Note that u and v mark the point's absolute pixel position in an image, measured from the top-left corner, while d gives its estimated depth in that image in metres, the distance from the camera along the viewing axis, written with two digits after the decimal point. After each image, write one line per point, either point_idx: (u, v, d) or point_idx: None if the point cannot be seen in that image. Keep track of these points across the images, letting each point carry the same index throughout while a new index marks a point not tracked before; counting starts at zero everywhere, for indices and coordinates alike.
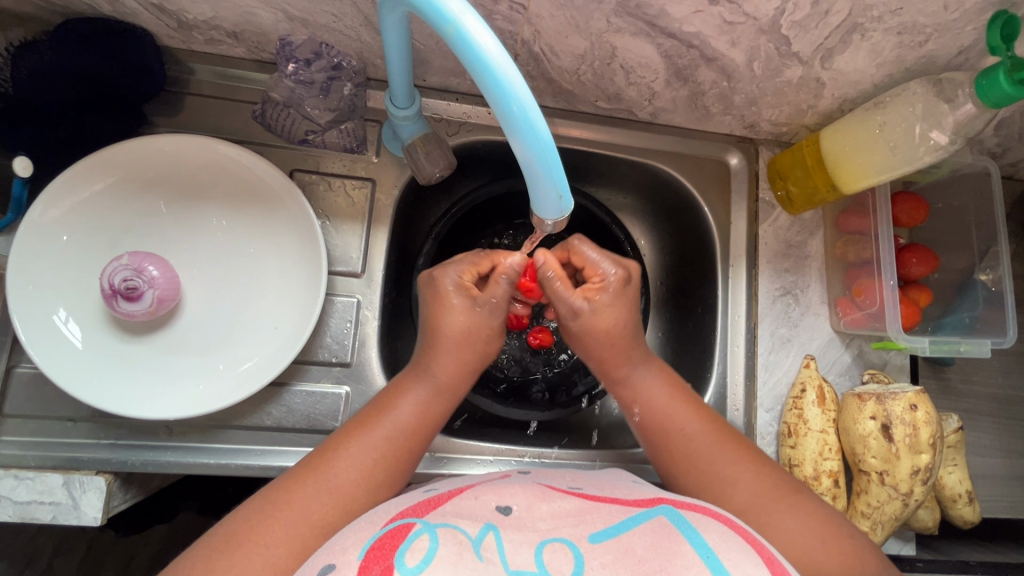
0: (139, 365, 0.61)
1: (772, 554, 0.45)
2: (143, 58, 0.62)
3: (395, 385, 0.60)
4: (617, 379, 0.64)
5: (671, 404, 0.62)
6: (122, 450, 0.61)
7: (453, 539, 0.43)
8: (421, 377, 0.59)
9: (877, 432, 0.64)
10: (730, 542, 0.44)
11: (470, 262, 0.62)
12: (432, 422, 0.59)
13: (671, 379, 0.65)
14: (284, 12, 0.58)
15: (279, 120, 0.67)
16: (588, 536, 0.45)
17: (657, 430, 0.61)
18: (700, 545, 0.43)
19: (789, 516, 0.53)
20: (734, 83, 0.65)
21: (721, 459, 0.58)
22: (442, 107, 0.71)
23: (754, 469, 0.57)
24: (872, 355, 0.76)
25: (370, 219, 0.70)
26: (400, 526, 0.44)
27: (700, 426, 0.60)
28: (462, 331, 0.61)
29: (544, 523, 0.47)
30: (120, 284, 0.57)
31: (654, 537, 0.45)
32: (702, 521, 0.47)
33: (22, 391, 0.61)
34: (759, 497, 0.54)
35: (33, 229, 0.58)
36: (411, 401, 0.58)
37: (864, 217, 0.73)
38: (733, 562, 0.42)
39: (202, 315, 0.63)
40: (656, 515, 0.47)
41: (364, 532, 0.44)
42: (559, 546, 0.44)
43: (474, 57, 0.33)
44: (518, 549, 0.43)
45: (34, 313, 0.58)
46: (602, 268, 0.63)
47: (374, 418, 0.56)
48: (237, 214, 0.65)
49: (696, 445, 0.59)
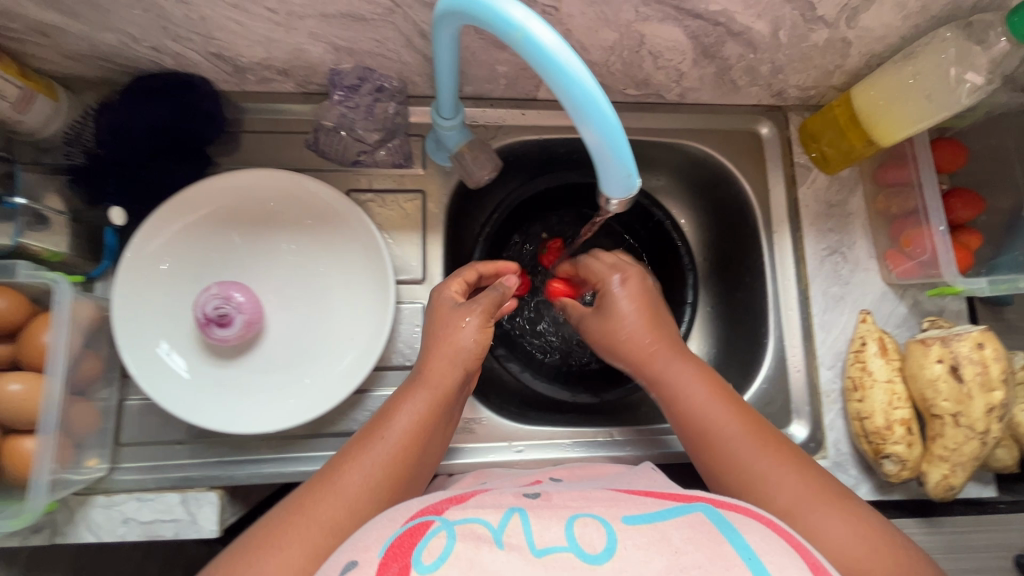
0: (235, 387, 0.66)
1: (816, 557, 0.46)
2: (203, 102, 0.68)
3: (395, 399, 0.61)
4: (654, 375, 0.66)
5: (708, 402, 0.62)
6: (228, 465, 0.66)
7: (471, 534, 0.45)
8: (417, 383, 0.60)
9: (946, 375, 0.64)
10: (772, 544, 0.45)
11: (460, 276, 0.68)
12: (428, 431, 0.59)
13: (710, 373, 0.65)
14: (332, 44, 0.62)
15: (332, 146, 0.72)
16: (622, 517, 0.47)
17: (694, 429, 0.62)
18: (741, 545, 0.45)
19: (837, 518, 0.51)
20: (761, 54, 0.67)
21: (758, 457, 0.57)
22: (479, 114, 0.75)
23: (797, 475, 0.55)
24: (928, 303, 0.77)
25: (424, 227, 0.74)
26: (420, 524, 0.46)
27: (738, 424, 0.60)
28: (451, 338, 0.63)
29: (575, 503, 0.50)
30: (212, 312, 0.62)
31: (691, 530, 0.46)
32: (743, 521, 0.48)
33: (135, 422, 0.66)
34: (804, 497, 0.53)
35: (132, 269, 0.63)
36: (409, 413, 0.59)
37: (904, 168, 0.75)
38: (775, 564, 0.43)
39: (283, 335, 0.68)
40: (693, 510, 0.49)
41: (385, 529, 0.46)
42: (591, 520, 0.47)
43: (541, 54, 0.36)
44: (548, 525, 0.46)
45: (141, 347, 0.63)
46: (616, 271, 0.70)
47: (380, 428, 0.58)
48: (305, 237, 0.69)
49: (730, 441, 0.59)
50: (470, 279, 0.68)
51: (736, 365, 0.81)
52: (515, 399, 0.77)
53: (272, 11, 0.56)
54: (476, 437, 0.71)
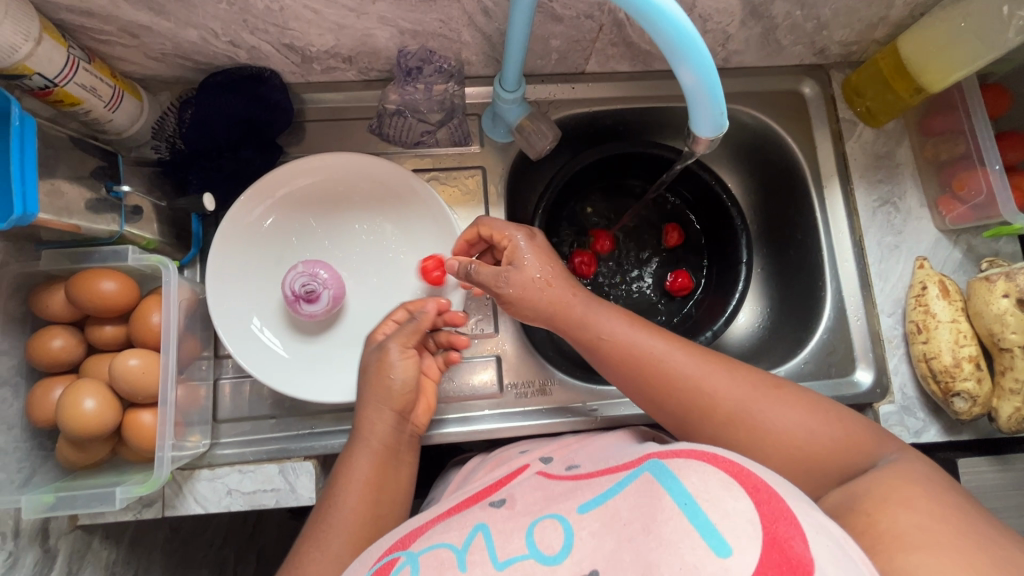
0: (322, 360, 0.69)
1: (757, 478, 0.46)
2: (274, 94, 0.72)
3: (344, 452, 0.62)
4: (576, 321, 0.64)
5: (631, 334, 0.63)
6: (320, 437, 0.68)
7: (437, 559, 0.48)
8: (356, 442, 0.62)
9: (1013, 308, 0.65)
10: (709, 482, 0.46)
11: (392, 317, 0.67)
12: (388, 467, 0.62)
13: (624, 310, 0.65)
14: (399, 28, 0.65)
15: (395, 129, 0.75)
16: (576, 508, 0.50)
17: (630, 364, 0.62)
18: (680, 494, 0.45)
19: (777, 407, 0.57)
20: (809, 9, 0.69)
21: (697, 374, 0.60)
22: (532, 91, 0.78)
23: (727, 379, 0.59)
24: (983, 246, 0.78)
25: (486, 202, 0.78)
26: (387, 563, 0.49)
27: (672, 346, 0.62)
28: (379, 366, 0.63)
29: (536, 507, 0.52)
30: (300, 288, 0.66)
31: (637, 496, 0.48)
32: (683, 466, 0.48)
33: (230, 398, 0.69)
34: (743, 400, 0.58)
35: (222, 253, 0.66)
36: (362, 461, 0.61)
37: (950, 114, 0.76)
38: (711, 504, 0.44)
39: (362, 311, 0.71)
40: (641, 473, 0.50)
41: (356, 572, 0.51)
42: (550, 521, 0.49)
43: (642, 2, 0.38)
44: (509, 537, 0.49)
45: (236, 325, 0.66)
46: (511, 231, 0.66)
47: (348, 454, 0.62)
48: (376, 215, 0.72)
49: (668, 368, 0.60)
50: (402, 317, 0.67)
51: (793, 320, 0.83)
52: (582, 365, 0.80)
53: None
54: (551, 398, 0.73)
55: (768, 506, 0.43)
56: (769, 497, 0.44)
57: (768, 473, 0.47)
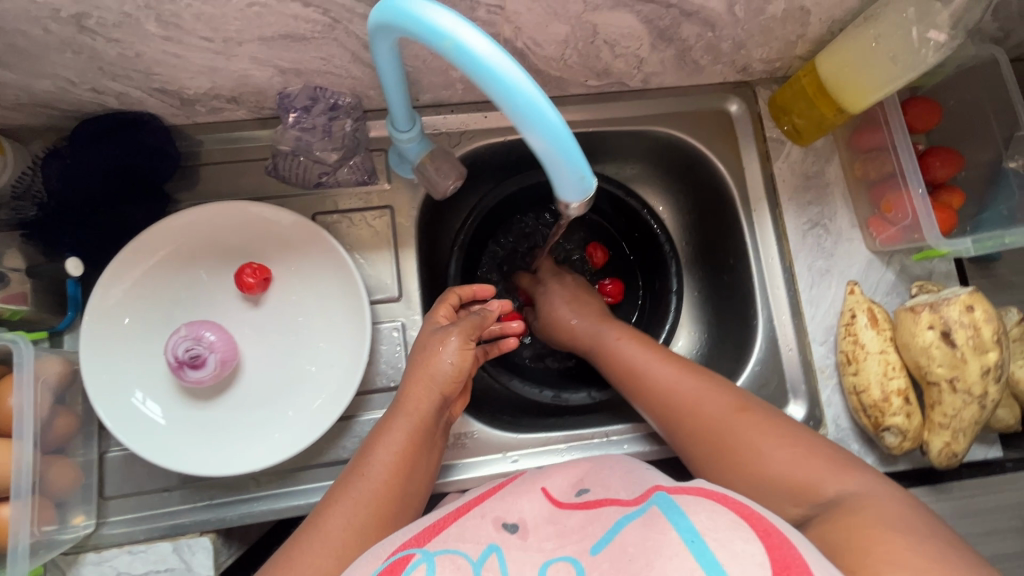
0: (216, 427, 0.64)
1: (782, 536, 0.43)
2: (153, 139, 0.66)
3: (376, 432, 0.61)
4: (606, 350, 0.72)
5: (660, 365, 0.67)
6: (217, 508, 0.65)
7: (451, 565, 0.44)
8: (395, 413, 0.61)
9: (938, 341, 0.62)
10: (720, 521, 0.43)
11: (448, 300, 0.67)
12: (413, 453, 0.59)
13: (652, 343, 0.70)
14: (277, 67, 0.60)
15: (291, 170, 0.70)
16: (589, 548, 0.45)
17: (659, 399, 0.65)
18: (686, 530, 0.43)
19: (766, 437, 0.57)
20: (719, 32, 0.65)
21: (691, 392, 0.63)
22: (440, 121, 0.72)
23: (769, 424, 0.59)
24: (916, 268, 0.75)
25: (396, 243, 0.72)
26: (400, 559, 0.46)
27: (671, 367, 0.66)
28: (431, 358, 0.62)
29: (550, 543, 0.46)
30: (184, 354, 0.61)
31: (646, 530, 0.44)
32: (694, 503, 0.46)
33: (117, 473, 0.65)
34: (730, 420, 0.60)
35: (97, 323, 0.62)
36: (388, 440, 0.59)
37: (878, 131, 0.73)
38: (720, 545, 0.41)
39: (260, 370, 0.66)
40: (650, 506, 0.47)
41: (366, 568, 0.47)
42: (563, 565, 0.44)
43: (474, 63, 0.34)
44: (520, 569, 0.44)
45: (115, 398, 0.61)
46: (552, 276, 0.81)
47: (360, 460, 0.59)
48: (272, 266, 0.67)
49: (669, 388, 0.65)
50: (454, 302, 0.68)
51: (728, 350, 0.79)
52: (507, 408, 0.76)
53: (209, 40, 0.55)
54: (469, 452, 0.69)
55: (780, 552, 0.41)
56: (789, 553, 0.41)
57: (782, 520, 0.45)
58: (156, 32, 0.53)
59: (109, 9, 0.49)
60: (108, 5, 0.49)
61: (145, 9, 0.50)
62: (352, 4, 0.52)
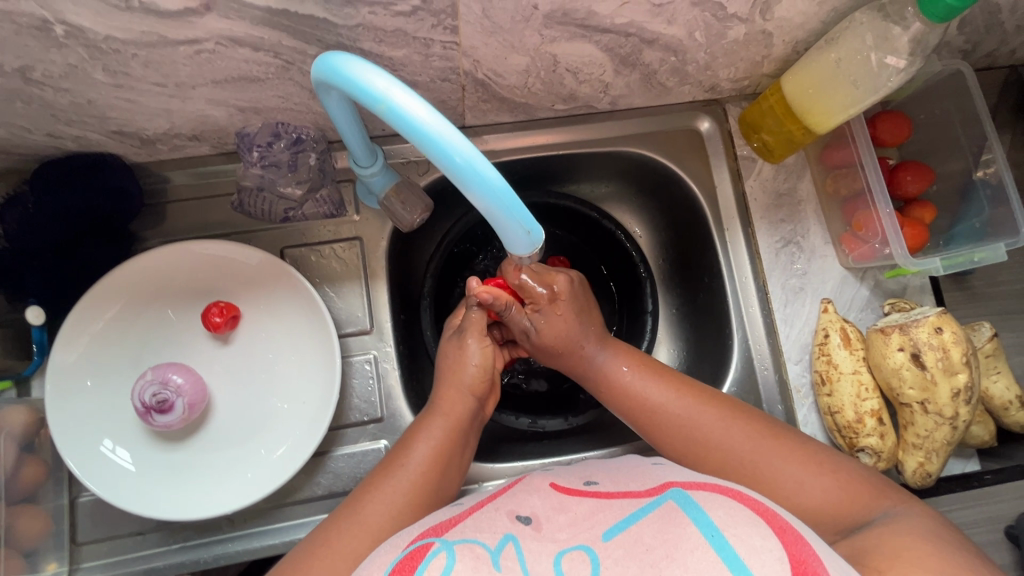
0: (187, 469, 0.64)
1: (784, 523, 0.44)
2: (115, 180, 0.64)
3: (412, 427, 0.62)
4: (585, 364, 0.66)
5: (638, 378, 0.64)
6: (192, 550, 0.65)
7: (469, 555, 0.43)
8: (434, 413, 0.62)
9: (909, 362, 0.63)
10: (738, 516, 0.43)
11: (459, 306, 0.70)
12: (452, 453, 0.60)
13: (633, 352, 0.67)
14: (234, 106, 0.60)
15: (257, 206, 0.69)
16: (601, 535, 0.44)
17: (640, 412, 0.63)
18: (705, 524, 0.42)
19: (783, 462, 0.56)
20: (682, 56, 0.64)
21: (699, 423, 0.60)
22: (408, 150, 0.71)
23: (748, 432, 0.59)
24: (890, 283, 0.75)
25: (367, 275, 0.72)
26: (419, 548, 0.44)
27: (673, 394, 0.62)
28: (463, 362, 0.64)
29: (562, 533, 0.45)
30: (151, 399, 0.61)
31: (662, 523, 0.44)
32: (708, 498, 0.46)
33: (89, 519, 0.64)
34: (747, 451, 0.58)
35: (59, 373, 0.61)
36: (429, 437, 0.60)
37: (845, 148, 0.73)
38: (738, 538, 0.41)
39: (230, 410, 0.66)
40: (665, 500, 0.46)
41: (385, 556, 0.45)
42: (578, 553, 0.42)
43: (407, 124, 0.35)
44: (538, 557, 0.42)
45: (83, 447, 0.61)
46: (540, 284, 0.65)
47: (393, 457, 0.59)
48: (240, 304, 0.67)
49: (675, 416, 0.61)
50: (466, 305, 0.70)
51: (704, 369, 0.79)
52: (484, 436, 0.76)
53: (161, 85, 0.54)
54: None
55: (796, 548, 0.41)
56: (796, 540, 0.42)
57: (796, 520, 0.45)
58: (104, 80, 0.52)
59: (54, 61, 0.49)
60: (53, 58, 0.49)
61: (92, 60, 0.50)
62: (302, 46, 0.52)
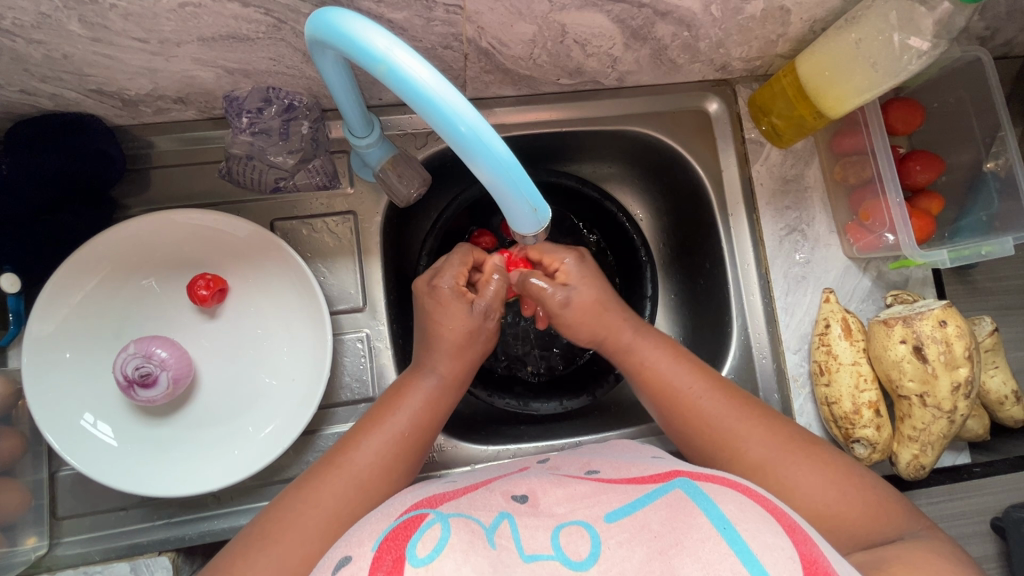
0: (170, 445, 0.62)
1: (793, 521, 0.43)
2: (96, 143, 0.61)
3: (401, 380, 0.60)
4: (620, 347, 0.65)
5: (675, 367, 0.62)
6: (178, 526, 0.63)
7: (466, 528, 0.42)
8: (427, 371, 0.60)
9: (910, 355, 0.62)
10: (748, 512, 0.42)
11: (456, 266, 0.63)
12: (440, 412, 0.59)
13: (671, 342, 0.65)
14: (223, 68, 0.56)
15: (245, 174, 0.65)
16: (604, 517, 0.43)
17: (663, 396, 0.61)
18: (717, 516, 0.41)
19: (807, 469, 0.55)
20: (696, 31, 0.62)
21: (732, 418, 0.58)
22: (405, 121, 0.68)
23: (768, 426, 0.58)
24: (892, 275, 0.74)
25: (360, 250, 0.69)
26: (415, 517, 0.43)
27: (709, 386, 0.60)
28: (467, 326, 0.62)
29: (561, 508, 0.44)
30: (134, 373, 0.59)
31: (670, 511, 0.43)
32: (719, 491, 0.44)
33: (70, 493, 0.63)
34: (779, 452, 0.56)
35: (36, 347, 0.59)
36: (420, 394, 0.59)
37: (857, 135, 0.71)
38: (749, 533, 0.40)
39: (216, 386, 0.64)
40: (672, 488, 0.45)
41: (380, 522, 0.43)
42: (577, 528, 0.42)
43: (412, 90, 0.33)
44: (535, 533, 0.42)
45: (61, 421, 0.59)
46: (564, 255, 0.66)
47: (382, 413, 0.57)
48: (228, 276, 0.65)
49: (702, 407, 0.59)
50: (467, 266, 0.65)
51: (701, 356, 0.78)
52: (477, 420, 0.75)
53: (144, 41, 0.51)
54: (436, 465, 0.68)
55: (806, 547, 0.40)
56: (805, 540, 0.41)
57: (804, 523, 0.44)
58: (81, 33, 0.49)
59: (25, 9, 0.46)
60: (23, 6, 0.45)
61: (67, 10, 0.46)
62: (295, 4, 0.48)
